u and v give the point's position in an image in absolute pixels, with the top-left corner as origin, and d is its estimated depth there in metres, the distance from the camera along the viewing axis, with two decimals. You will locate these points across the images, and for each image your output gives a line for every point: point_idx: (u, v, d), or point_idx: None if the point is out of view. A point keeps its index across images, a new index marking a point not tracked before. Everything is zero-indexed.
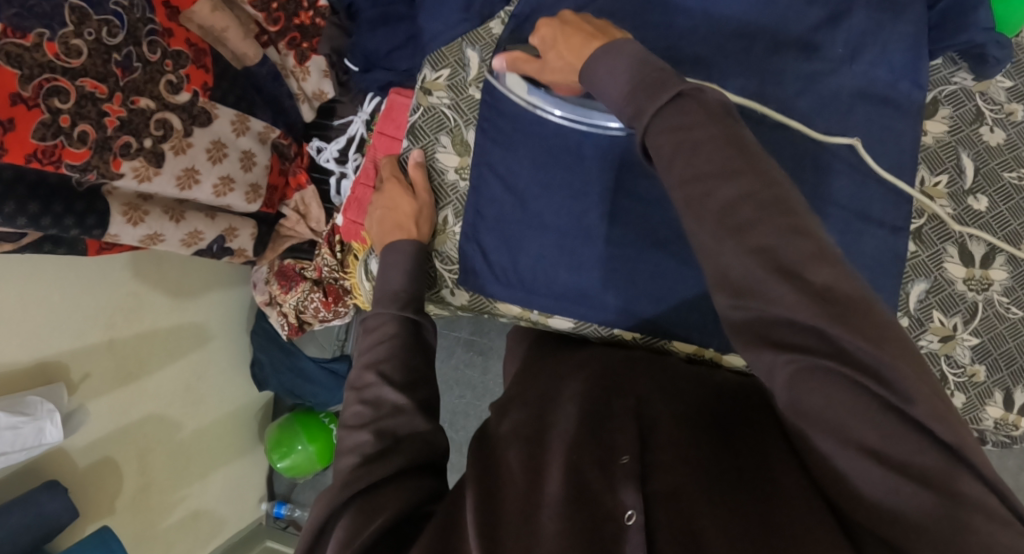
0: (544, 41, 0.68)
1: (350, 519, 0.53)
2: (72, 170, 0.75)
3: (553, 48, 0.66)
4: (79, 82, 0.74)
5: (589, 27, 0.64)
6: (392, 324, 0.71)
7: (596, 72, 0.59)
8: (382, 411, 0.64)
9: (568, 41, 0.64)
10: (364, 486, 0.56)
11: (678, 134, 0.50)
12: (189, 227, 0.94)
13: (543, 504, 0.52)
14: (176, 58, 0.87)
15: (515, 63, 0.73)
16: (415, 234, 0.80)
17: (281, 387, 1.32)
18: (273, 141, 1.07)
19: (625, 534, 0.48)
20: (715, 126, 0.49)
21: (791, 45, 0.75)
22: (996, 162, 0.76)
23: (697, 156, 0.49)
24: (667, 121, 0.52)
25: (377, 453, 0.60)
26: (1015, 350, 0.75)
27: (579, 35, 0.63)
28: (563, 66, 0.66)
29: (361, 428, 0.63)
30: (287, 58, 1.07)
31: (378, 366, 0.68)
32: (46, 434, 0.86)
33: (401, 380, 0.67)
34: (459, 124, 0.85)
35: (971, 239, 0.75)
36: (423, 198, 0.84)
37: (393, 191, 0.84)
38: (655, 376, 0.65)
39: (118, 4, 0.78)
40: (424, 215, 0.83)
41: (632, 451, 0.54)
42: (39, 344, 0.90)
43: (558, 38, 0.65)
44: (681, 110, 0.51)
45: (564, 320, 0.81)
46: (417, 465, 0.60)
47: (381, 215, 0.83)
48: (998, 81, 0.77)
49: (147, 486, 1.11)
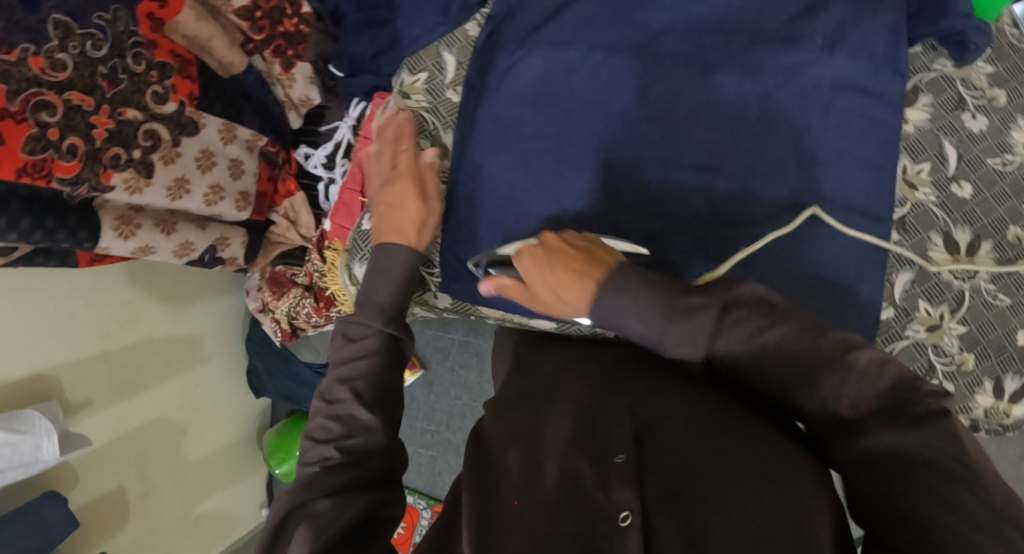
0: (530, 273, 0.64)
1: (307, 523, 0.54)
2: (64, 183, 0.76)
3: (539, 280, 0.63)
4: (66, 95, 0.74)
5: (578, 255, 0.63)
6: (375, 340, 0.67)
7: (608, 301, 0.59)
8: (351, 428, 0.62)
9: (556, 273, 0.62)
10: (329, 487, 0.57)
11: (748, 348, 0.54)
12: (180, 238, 0.94)
13: (536, 502, 0.54)
14: (162, 69, 0.87)
15: (500, 286, 0.68)
16: (414, 241, 0.73)
17: (278, 393, 1.34)
18: (261, 148, 1.07)
19: (617, 534, 0.51)
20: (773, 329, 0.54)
21: (771, 37, 0.75)
22: (979, 148, 0.75)
23: (775, 368, 0.53)
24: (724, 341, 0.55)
25: (345, 462, 0.59)
26: (1004, 338, 0.74)
27: (568, 269, 0.62)
28: (554, 300, 0.63)
29: (327, 443, 0.61)
30: (273, 66, 1.07)
31: (351, 382, 0.64)
32: (43, 451, 0.86)
33: (372, 399, 0.64)
34: (437, 128, 0.85)
35: (956, 227, 0.75)
36: (433, 206, 0.77)
37: (403, 187, 0.77)
38: (655, 370, 0.65)
39: (102, 17, 0.78)
40: (427, 227, 0.76)
41: (627, 450, 0.55)
42: (34, 356, 0.92)
43: (543, 269, 0.63)
44: (739, 322, 0.55)
45: (546, 320, 0.83)
46: (381, 473, 0.61)
47: (381, 212, 0.76)
48: (979, 67, 0.77)
49: (147, 495, 1.12)
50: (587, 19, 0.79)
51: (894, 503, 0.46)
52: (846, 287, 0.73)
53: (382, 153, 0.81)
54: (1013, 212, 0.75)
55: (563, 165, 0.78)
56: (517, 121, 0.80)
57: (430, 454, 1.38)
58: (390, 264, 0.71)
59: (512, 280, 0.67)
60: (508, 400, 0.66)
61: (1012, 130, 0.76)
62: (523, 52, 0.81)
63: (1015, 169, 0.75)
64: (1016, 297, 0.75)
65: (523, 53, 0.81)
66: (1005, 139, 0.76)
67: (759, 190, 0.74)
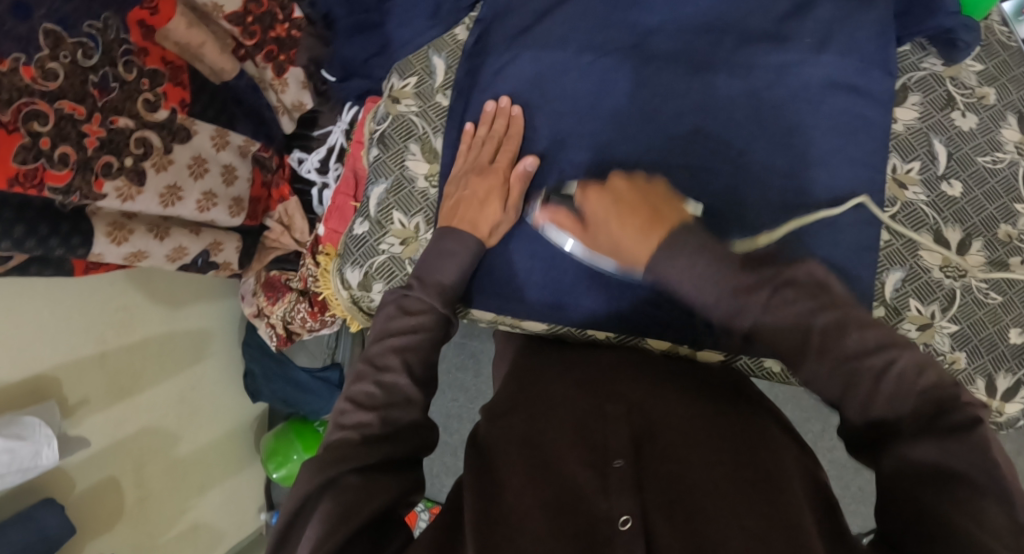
0: (595, 211, 0.67)
1: (334, 500, 0.55)
2: (55, 193, 0.76)
3: (603, 222, 0.66)
4: (58, 105, 0.74)
5: (648, 209, 0.63)
6: (432, 317, 0.67)
7: (666, 266, 0.59)
8: (394, 399, 0.63)
9: (622, 223, 0.64)
10: (361, 463, 0.58)
11: (796, 325, 0.54)
12: (173, 243, 0.94)
13: (534, 504, 0.53)
14: (153, 76, 0.87)
15: (556, 220, 0.71)
16: (484, 238, 0.74)
17: (275, 396, 1.33)
18: (253, 153, 1.07)
19: (618, 537, 0.50)
20: (827, 312, 0.53)
21: (759, 37, 0.75)
22: (969, 146, 0.75)
23: (823, 349, 0.53)
24: (775, 314, 0.55)
25: (381, 436, 0.60)
26: (996, 336, 0.74)
27: (636, 218, 0.63)
28: (614, 245, 0.65)
29: (366, 409, 0.62)
30: (265, 71, 1.07)
31: (405, 354, 0.65)
32: (43, 456, 0.87)
33: (421, 375, 0.66)
34: (428, 132, 0.85)
35: (947, 226, 0.75)
36: (512, 215, 0.77)
37: (488, 185, 0.76)
38: (649, 380, 0.67)
39: (93, 25, 0.78)
40: (499, 230, 0.77)
41: (626, 456, 0.55)
42: (31, 363, 0.92)
43: (611, 215, 0.65)
44: (793, 298, 0.54)
45: (537, 322, 0.83)
46: (412, 454, 0.62)
47: (462, 201, 0.75)
48: (969, 65, 0.76)
49: (144, 501, 1.12)
50: (576, 21, 0.79)
51: (904, 497, 0.49)
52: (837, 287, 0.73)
53: (482, 144, 0.79)
54: (1003, 211, 0.75)
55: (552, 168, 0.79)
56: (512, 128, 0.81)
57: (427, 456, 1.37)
58: (458, 254, 0.72)
59: (569, 215, 0.70)
60: (506, 405, 0.66)
61: (1002, 128, 0.76)
62: (512, 55, 0.81)
63: (1005, 167, 0.75)
64: (1009, 296, 0.74)
65: (512, 56, 0.81)
66: (995, 137, 0.75)
67: (751, 190, 0.74)
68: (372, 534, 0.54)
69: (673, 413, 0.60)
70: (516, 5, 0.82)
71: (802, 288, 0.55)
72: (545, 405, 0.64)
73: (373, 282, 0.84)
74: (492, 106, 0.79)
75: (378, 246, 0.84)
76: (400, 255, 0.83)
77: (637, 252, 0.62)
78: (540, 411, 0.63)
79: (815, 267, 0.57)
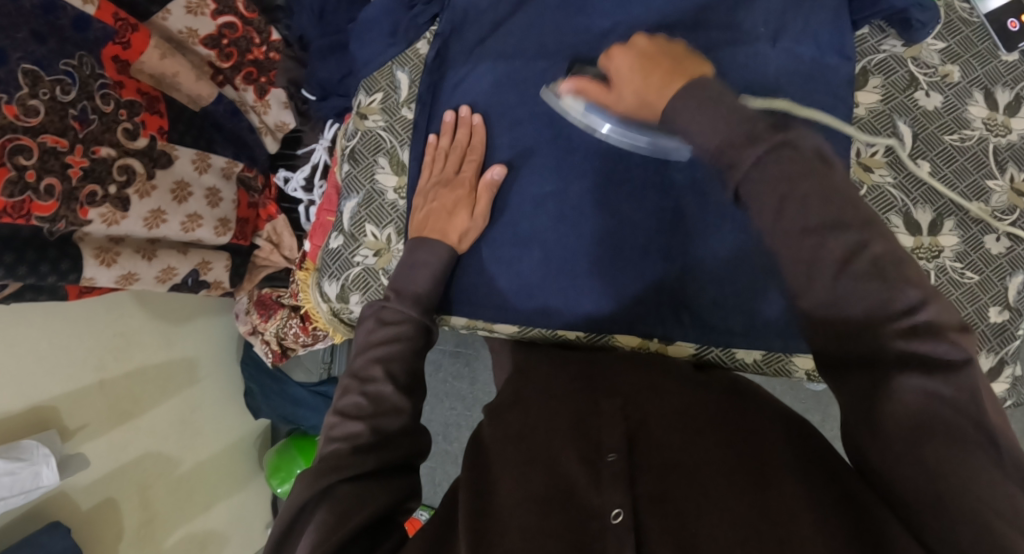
0: (618, 69, 0.66)
1: (328, 510, 0.55)
2: (42, 221, 0.79)
3: (627, 80, 0.64)
4: (41, 139, 0.77)
5: (669, 62, 0.62)
6: (409, 325, 0.68)
7: (678, 118, 0.58)
8: (381, 409, 0.64)
9: (647, 75, 0.62)
10: (352, 473, 0.58)
11: (780, 188, 0.50)
12: (162, 264, 0.97)
13: (523, 500, 0.54)
14: (130, 107, 0.90)
15: (580, 90, 0.70)
16: (453, 244, 0.76)
17: (275, 413, 1.35)
18: (238, 174, 1.10)
19: (608, 531, 0.50)
20: (819, 176, 0.50)
21: (712, 28, 0.76)
22: (935, 126, 0.75)
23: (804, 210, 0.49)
24: (766, 171, 0.51)
25: (370, 445, 0.61)
26: (974, 315, 0.74)
27: (660, 69, 0.62)
28: (639, 101, 0.63)
29: (355, 420, 0.63)
30: (246, 94, 1.11)
31: (388, 363, 0.66)
32: (43, 477, 0.90)
33: (405, 383, 0.66)
34: (395, 145, 0.85)
35: (916, 208, 0.74)
36: (479, 222, 0.78)
37: (455, 195, 0.77)
38: (641, 374, 0.67)
39: (69, 63, 0.81)
40: (468, 237, 0.78)
41: (620, 450, 0.55)
42: (32, 392, 0.95)
43: (636, 68, 0.64)
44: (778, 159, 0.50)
45: (507, 325, 0.82)
46: (401, 463, 0.63)
47: (430, 213, 0.76)
48: (930, 44, 0.76)
49: (151, 520, 1.15)
50: (532, 27, 0.81)
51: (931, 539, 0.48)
52: None
53: (445, 155, 0.81)
54: (974, 188, 0.74)
55: (514, 172, 0.80)
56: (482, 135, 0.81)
57: (429, 466, 1.37)
58: (428, 264, 0.73)
59: (594, 83, 0.69)
60: (500, 406, 0.66)
61: (968, 105, 0.75)
62: (471, 66, 0.82)
63: (974, 143, 0.74)
64: (985, 274, 0.74)
65: (471, 67, 0.82)
66: (962, 115, 0.75)
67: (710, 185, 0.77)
68: (366, 542, 0.54)
69: (667, 408, 0.60)
70: (473, 14, 0.83)
71: (798, 154, 0.51)
72: (538, 401, 0.64)
73: (350, 294, 0.85)
74: (451, 116, 0.81)
75: (352, 259, 0.85)
76: (373, 267, 0.84)
77: (658, 105, 0.61)
78: (529, 409, 0.63)
79: (811, 138, 0.52)
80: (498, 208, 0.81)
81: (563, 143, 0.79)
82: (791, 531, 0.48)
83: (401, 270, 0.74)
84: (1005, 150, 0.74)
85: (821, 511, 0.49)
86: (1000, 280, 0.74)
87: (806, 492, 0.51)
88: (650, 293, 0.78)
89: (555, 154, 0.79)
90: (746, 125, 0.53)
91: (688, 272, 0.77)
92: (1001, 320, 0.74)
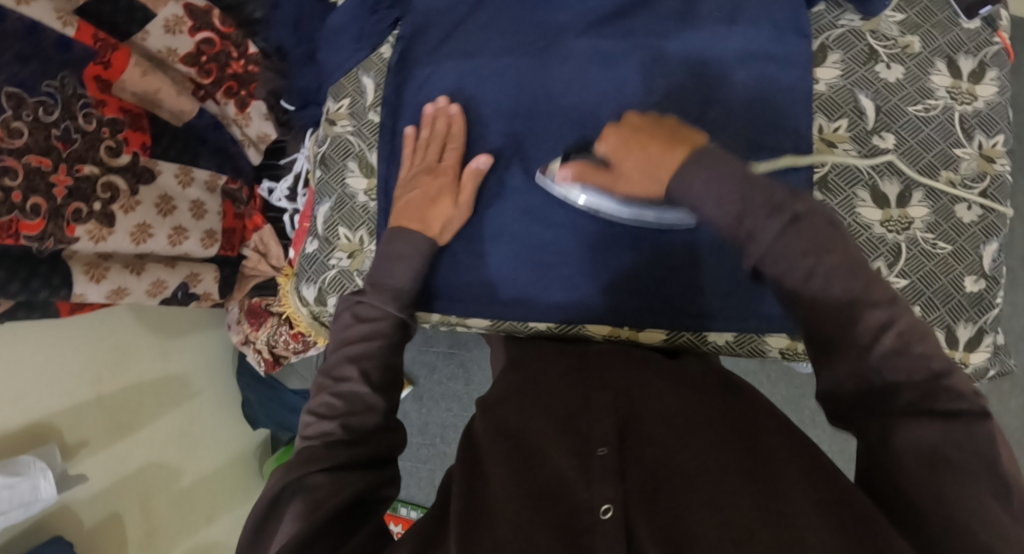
0: (611, 148, 0.67)
1: (304, 499, 0.56)
2: (30, 240, 0.81)
3: (624, 157, 0.65)
4: (25, 159, 0.79)
5: (665, 133, 0.63)
6: (386, 323, 0.69)
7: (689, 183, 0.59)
8: (355, 407, 0.64)
9: (645, 146, 0.63)
10: (331, 463, 0.59)
11: (801, 261, 0.52)
12: (151, 277, 0.99)
13: (510, 496, 0.53)
14: (113, 125, 0.93)
15: (580, 174, 0.71)
16: (434, 236, 0.76)
17: (272, 421, 1.40)
18: (222, 186, 1.13)
19: (598, 526, 0.49)
20: (834, 252, 0.52)
21: (669, 17, 0.77)
22: (898, 98, 0.75)
23: (833, 284, 0.52)
24: (789, 243, 0.53)
25: (348, 440, 0.61)
26: (950, 286, 0.73)
27: (655, 141, 0.63)
28: (645, 174, 0.64)
29: (329, 419, 0.64)
30: (227, 107, 1.13)
31: (361, 362, 0.67)
32: (41, 490, 0.92)
33: (379, 382, 0.66)
34: (363, 148, 0.86)
35: (882, 180, 0.74)
36: (462, 211, 0.78)
37: (438, 184, 0.78)
38: (631, 370, 0.67)
39: (51, 84, 0.84)
40: (451, 227, 0.78)
41: (609, 443, 0.55)
42: (30, 409, 0.96)
43: (630, 144, 0.65)
44: (801, 233, 0.53)
45: (480, 320, 0.82)
46: (384, 456, 0.63)
47: (412, 201, 0.76)
48: (889, 16, 0.76)
49: (153, 532, 1.16)
50: (492, 23, 0.82)
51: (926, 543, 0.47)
52: None
53: (427, 145, 0.80)
54: (942, 157, 0.74)
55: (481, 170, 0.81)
56: None
57: (428, 467, 1.37)
58: (410, 256, 0.73)
59: (591, 166, 0.70)
60: (490, 400, 0.66)
61: (931, 75, 0.75)
62: (433, 67, 0.83)
63: (938, 113, 0.75)
64: (959, 244, 0.74)
65: (434, 67, 0.83)
66: (925, 85, 0.75)
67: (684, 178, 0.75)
68: (348, 521, 0.55)
69: (660, 407, 0.60)
70: (435, 15, 0.84)
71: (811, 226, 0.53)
72: (531, 400, 0.64)
73: (328, 296, 0.86)
74: (430, 107, 0.81)
75: (328, 262, 0.86)
76: (348, 268, 0.85)
77: (664, 176, 0.61)
78: (522, 409, 0.63)
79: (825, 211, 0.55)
80: (482, 200, 0.81)
81: (529, 135, 0.79)
82: (787, 519, 0.47)
83: (380, 262, 0.73)
84: (972, 117, 0.74)
85: (823, 506, 0.48)
86: (975, 249, 0.73)
87: (802, 488, 0.50)
88: (622, 281, 0.79)
89: (524, 150, 0.80)
90: (765, 195, 0.55)
91: (658, 258, 0.77)
92: (978, 289, 0.73)
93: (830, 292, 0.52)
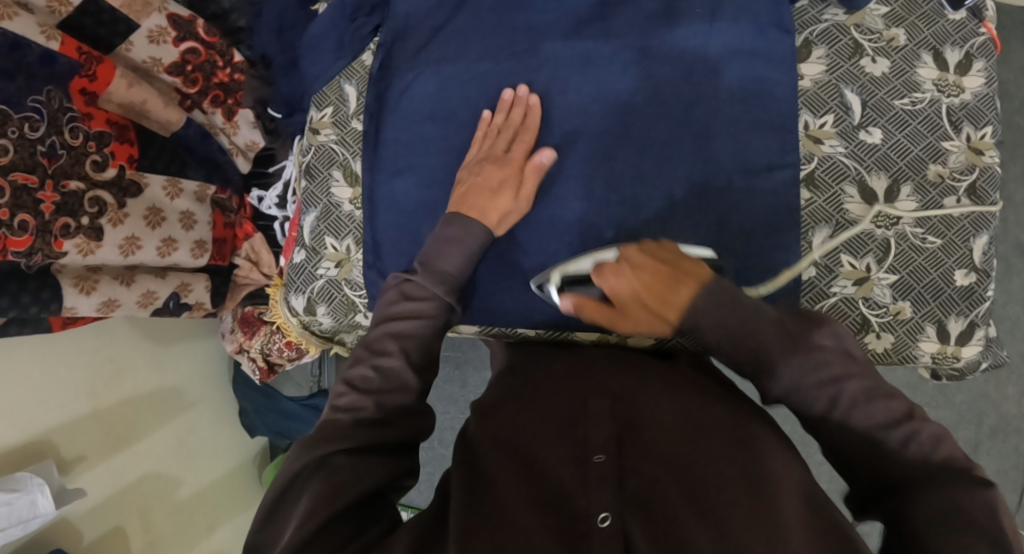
0: (617, 290, 0.63)
1: (323, 480, 0.54)
2: (18, 255, 0.81)
3: (633, 301, 0.62)
4: (11, 177, 0.79)
5: (671, 272, 0.62)
6: (432, 305, 0.65)
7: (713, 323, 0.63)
8: (389, 385, 0.62)
9: (653, 290, 0.62)
10: (352, 446, 0.57)
11: (825, 388, 0.57)
12: (141, 289, 0.99)
13: (507, 502, 0.53)
14: (99, 138, 0.92)
15: (580, 308, 0.66)
16: (493, 226, 0.71)
17: (268, 429, 1.37)
18: (211, 197, 1.13)
19: (595, 533, 0.50)
20: (857, 375, 0.57)
21: (650, 17, 0.77)
22: (884, 91, 0.74)
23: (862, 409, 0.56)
24: (811, 377, 0.58)
25: (378, 422, 0.59)
26: (940, 280, 0.74)
27: (663, 283, 0.62)
28: (653, 315, 0.62)
29: (360, 393, 0.61)
30: (214, 116, 1.12)
31: (404, 340, 0.63)
32: (39, 506, 0.92)
33: (418, 362, 0.64)
34: (347, 157, 0.86)
35: (870, 175, 0.74)
36: (521, 205, 0.74)
37: (503, 173, 0.73)
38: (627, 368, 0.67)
39: (37, 99, 0.83)
40: (508, 219, 0.73)
41: (608, 451, 0.55)
42: (26, 425, 0.97)
43: (638, 288, 0.62)
44: (820, 362, 0.58)
45: (469, 326, 0.83)
46: (407, 441, 0.61)
47: (473, 187, 0.72)
48: (873, 9, 0.76)
49: (154, 543, 1.16)
50: (473, 27, 0.81)
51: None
52: (764, 255, 0.74)
53: (498, 132, 0.76)
54: (930, 150, 0.74)
55: None
56: (424, 139, 0.81)
57: (427, 472, 1.36)
58: (466, 242, 0.68)
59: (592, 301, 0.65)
60: (489, 404, 0.66)
61: (918, 68, 0.74)
62: (415, 73, 0.82)
63: (925, 106, 0.74)
64: (948, 238, 0.73)
65: (415, 73, 0.82)
66: (912, 78, 0.74)
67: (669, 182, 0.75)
68: (358, 519, 0.54)
69: (659, 409, 0.59)
70: (415, 21, 0.83)
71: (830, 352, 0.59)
72: (531, 400, 0.64)
73: (316, 306, 0.87)
74: (510, 94, 0.77)
75: (316, 272, 0.86)
76: (336, 278, 0.86)
77: (670, 314, 0.62)
78: (523, 409, 0.62)
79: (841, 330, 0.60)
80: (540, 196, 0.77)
81: (543, 140, 0.77)
82: (775, 528, 0.49)
83: (434, 245, 0.69)
84: (959, 109, 0.74)
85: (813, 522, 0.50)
86: (965, 243, 0.73)
87: (794, 503, 0.51)
88: None
89: None
90: (784, 329, 0.60)
91: None
92: (969, 283, 0.73)
93: (841, 396, 0.56)
